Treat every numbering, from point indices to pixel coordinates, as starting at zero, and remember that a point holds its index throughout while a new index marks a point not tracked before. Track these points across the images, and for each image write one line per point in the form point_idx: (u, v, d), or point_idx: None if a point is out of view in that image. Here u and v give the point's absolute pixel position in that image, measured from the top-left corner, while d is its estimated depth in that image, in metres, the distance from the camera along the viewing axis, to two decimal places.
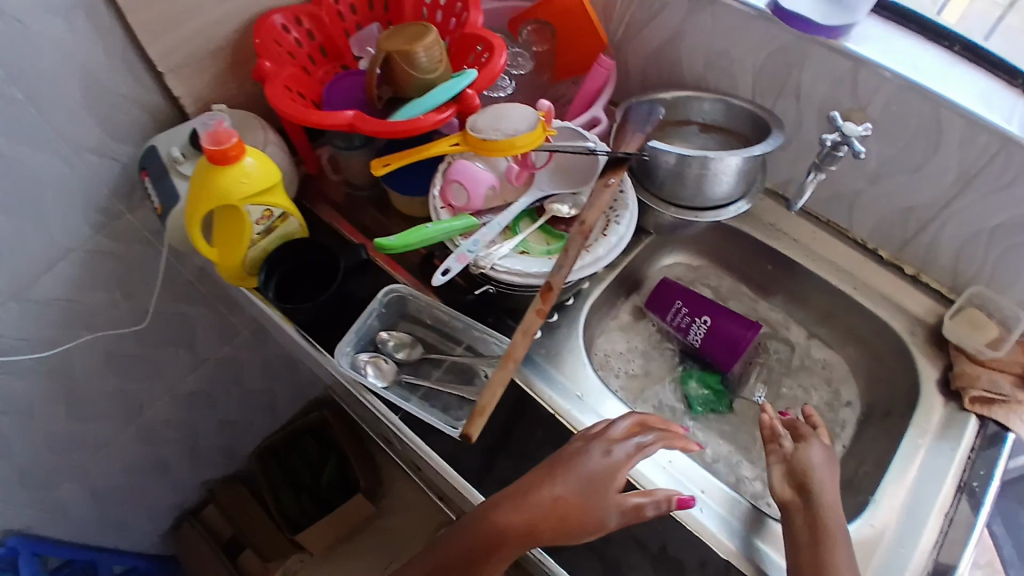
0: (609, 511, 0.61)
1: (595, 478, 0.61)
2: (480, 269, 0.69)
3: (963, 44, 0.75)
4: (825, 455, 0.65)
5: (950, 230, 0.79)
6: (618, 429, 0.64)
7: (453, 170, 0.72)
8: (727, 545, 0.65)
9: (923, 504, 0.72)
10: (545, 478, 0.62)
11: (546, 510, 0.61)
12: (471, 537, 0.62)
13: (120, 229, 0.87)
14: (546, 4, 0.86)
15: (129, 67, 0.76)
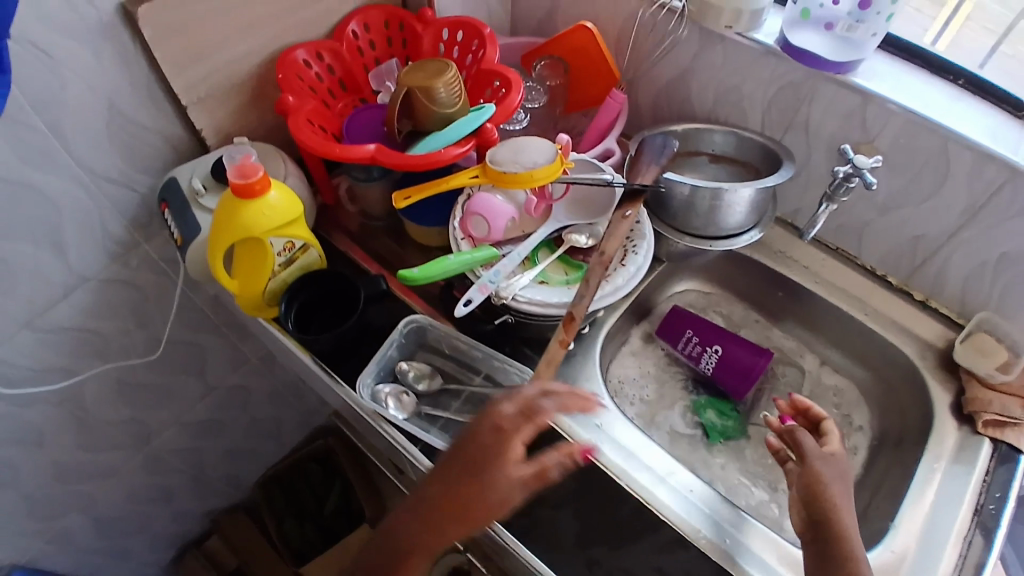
0: (507, 490, 0.56)
1: (480, 459, 0.57)
2: (501, 300, 0.69)
3: (967, 78, 0.77)
4: (836, 470, 0.62)
5: (959, 258, 0.80)
6: (507, 405, 0.58)
7: (473, 202, 0.73)
8: (705, 538, 0.67)
9: (940, 528, 0.72)
10: (445, 471, 0.59)
11: (445, 500, 0.57)
12: (386, 547, 0.60)
13: (137, 258, 0.87)
14: (559, 40, 0.89)
15: (152, 99, 0.77)
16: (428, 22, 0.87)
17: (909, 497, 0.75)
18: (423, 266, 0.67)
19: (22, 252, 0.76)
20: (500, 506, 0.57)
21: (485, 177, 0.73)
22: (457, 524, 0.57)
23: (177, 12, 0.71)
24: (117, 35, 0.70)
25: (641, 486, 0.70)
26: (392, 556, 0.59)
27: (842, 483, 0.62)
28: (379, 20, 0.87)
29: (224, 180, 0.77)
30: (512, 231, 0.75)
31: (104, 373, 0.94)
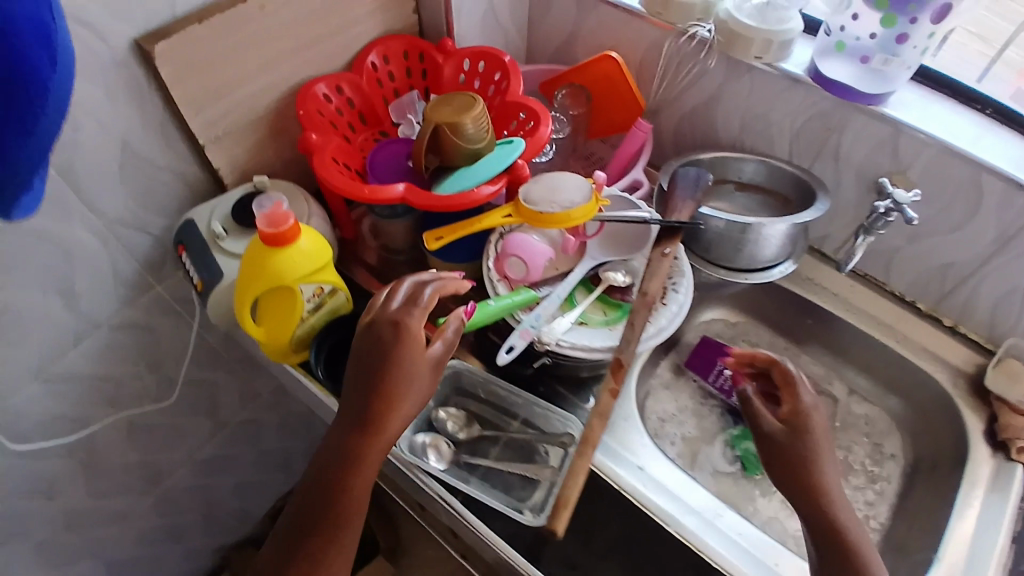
0: (423, 368, 0.59)
1: (395, 348, 0.58)
2: (543, 345, 0.67)
3: (995, 108, 0.77)
4: (796, 440, 0.60)
5: (989, 285, 0.80)
6: (394, 300, 0.62)
7: (510, 243, 0.71)
8: (667, 515, 0.70)
9: (979, 559, 0.71)
10: (354, 379, 0.59)
11: (375, 400, 0.57)
12: (322, 479, 0.57)
13: (149, 300, 0.83)
14: (584, 69, 0.86)
15: (167, 139, 0.73)
16: (449, 52, 0.85)
17: (947, 528, 0.75)
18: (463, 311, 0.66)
19: (32, 302, 0.71)
20: (425, 381, 0.59)
21: (519, 216, 0.71)
22: (394, 420, 0.58)
23: (194, 49, 0.67)
24: (131, 74, 0.67)
25: (689, 531, 0.69)
26: (337, 484, 0.56)
27: (809, 454, 0.60)
28: (399, 49, 0.85)
29: (244, 221, 0.74)
30: (548, 272, 0.74)
31: (115, 419, 0.89)
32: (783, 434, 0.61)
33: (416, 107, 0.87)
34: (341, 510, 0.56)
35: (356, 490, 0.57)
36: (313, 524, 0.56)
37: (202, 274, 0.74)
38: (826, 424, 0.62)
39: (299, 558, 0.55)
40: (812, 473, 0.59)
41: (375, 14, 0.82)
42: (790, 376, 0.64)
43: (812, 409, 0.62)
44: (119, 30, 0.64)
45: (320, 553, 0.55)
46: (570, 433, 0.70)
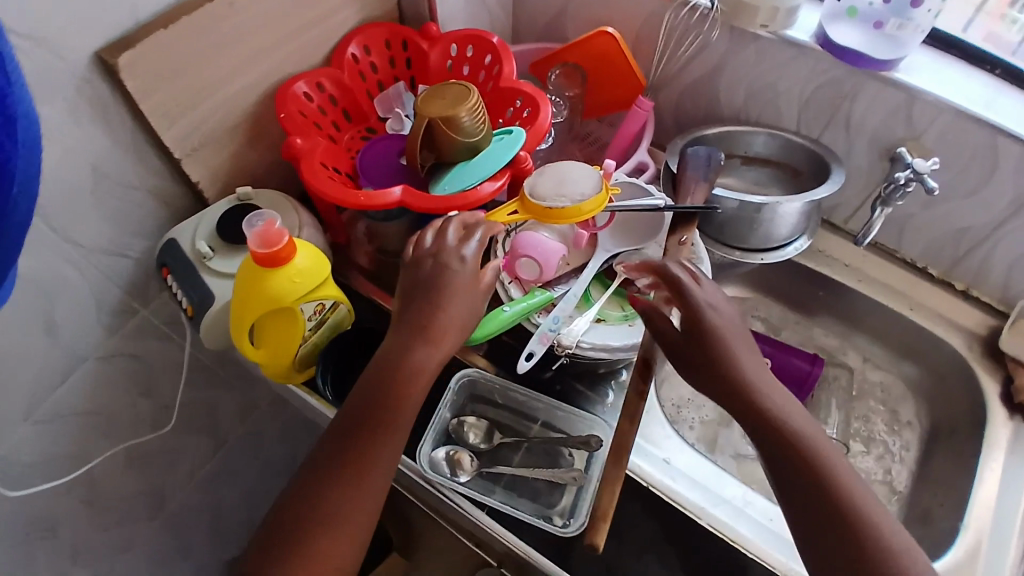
0: (474, 291, 0.63)
1: (451, 273, 0.62)
2: (564, 350, 0.64)
3: (1004, 68, 0.74)
4: (699, 350, 0.58)
5: (1003, 249, 0.78)
6: (449, 238, 0.64)
7: (521, 244, 0.68)
8: (671, 487, 0.69)
9: (1002, 528, 0.69)
10: (408, 301, 0.62)
11: (430, 322, 0.60)
12: (373, 389, 0.59)
13: (135, 326, 0.79)
14: (579, 46, 0.83)
15: (140, 155, 0.68)
16: (433, 38, 0.81)
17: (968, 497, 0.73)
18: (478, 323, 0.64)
19: (11, 342, 0.67)
20: (472, 309, 0.63)
21: (526, 212, 0.68)
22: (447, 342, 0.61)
23: (163, 56, 0.62)
24: (95, 89, 0.61)
25: (721, 522, 0.68)
26: (388, 400, 0.59)
27: (713, 356, 0.57)
28: (380, 38, 0.80)
29: (231, 237, 0.70)
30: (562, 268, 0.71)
31: (113, 453, 0.85)
32: (685, 348, 0.59)
33: (403, 99, 0.82)
34: (390, 423, 0.58)
35: (406, 405, 0.59)
36: (363, 416, 0.58)
37: (191, 298, 0.70)
38: (729, 317, 0.59)
39: (350, 461, 0.57)
40: (729, 378, 0.56)
41: (354, 2, 0.77)
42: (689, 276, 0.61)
43: (709, 309, 0.59)
44: (76, 41, 0.58)
45: (370, 440, 0.57)
46: (593, 434, 0.67)
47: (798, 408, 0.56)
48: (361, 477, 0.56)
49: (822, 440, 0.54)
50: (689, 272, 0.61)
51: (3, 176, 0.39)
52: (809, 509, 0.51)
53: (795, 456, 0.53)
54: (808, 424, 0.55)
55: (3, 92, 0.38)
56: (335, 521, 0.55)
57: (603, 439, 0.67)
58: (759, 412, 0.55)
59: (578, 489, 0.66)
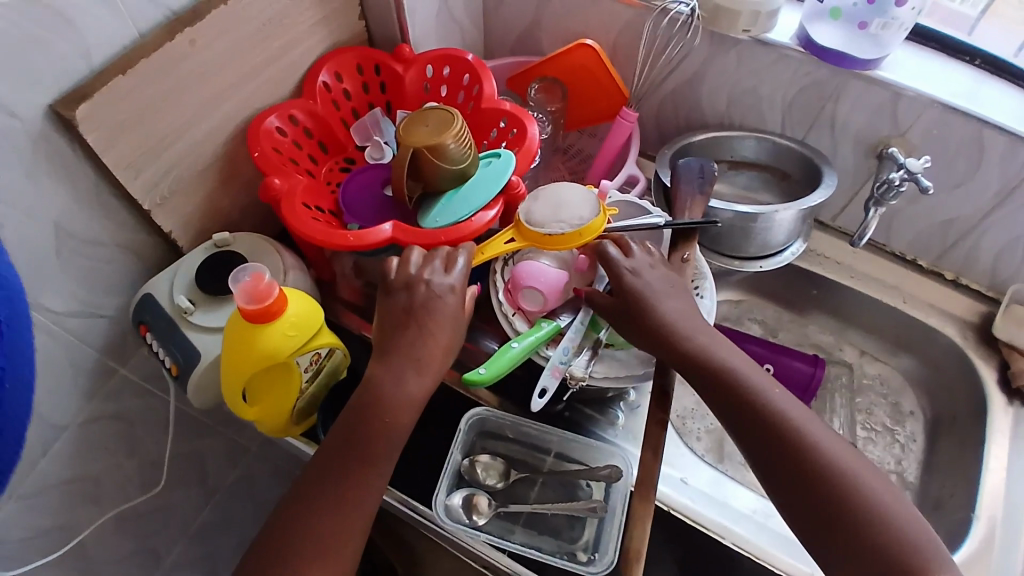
0: (458, 315, 0.62)
1: (433, 301, 0.61)
2: (578, 381, 0.64)
3: (983, 59, 0.75)
4: (636, 318, 0.61)
5: (990, 238, 0.78)
6: (434, 269, 0.62)
7: (523, 274, 0.67)
8: (692, 509, 0.67)
9: (1016, 513, 0.69)
10: (392, 329, 0.61)
11: (413, 352, 0.59)
12: (354, 420, 0.58)
13: (114, 386, 0.74)
14: (555, 60, 0.81)
15: (106, 207, 0.64)
16: (408, 59, 0.77)
17: (977, 485, 0.73)
18: (487, 362, 0.61)
19: None
20: (455, 332, 0.62)
21: (523, 239, 0.66)
22: (432, 371, 0.60)
23: (122, 104, 0.58)
24: (51, 144, 0.57)
25: (743, 539, 0.66)
26: (370, 433, 0.57)
27: (659, 329, 0.60)
28: (351, 64, 0.77)
29: (211, 289, 0.65)
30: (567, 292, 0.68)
31: (102, 521, 0.80)
32: (620, 316, 0.62)
33: (380, 125, 0.79)
34: (374, 454, 0.57)
35: (389, 435, 0.58)
36: (348, 446, 0.57)
37: (174, 356, 0.66)
38: (652, 281, 0.62)
39: (333, 495, 0.56)
40: (677, 339, 0.59)
41: (320, 27, 0.73)
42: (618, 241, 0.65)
43: (631, 275, 0.62)
44: (27, 95, 0.53)
45: (354, 470, 0.56)
46: (612, 465, 0.65)
47: (771, 386, 0.56)
48: (345, 504, 0.56)
49: (798, 412, 0.54)
50: (616, 240, 0.65)
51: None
52: (791, 487, 0.52)
53: (772, 432, 0.53)
54: (783, 399, 0.55)
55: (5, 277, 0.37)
56: (322, 553, 0.54)
57: (622, 468, 0.65)
58: (733, 397, 0.56)
59: (600, 521, 0.64)
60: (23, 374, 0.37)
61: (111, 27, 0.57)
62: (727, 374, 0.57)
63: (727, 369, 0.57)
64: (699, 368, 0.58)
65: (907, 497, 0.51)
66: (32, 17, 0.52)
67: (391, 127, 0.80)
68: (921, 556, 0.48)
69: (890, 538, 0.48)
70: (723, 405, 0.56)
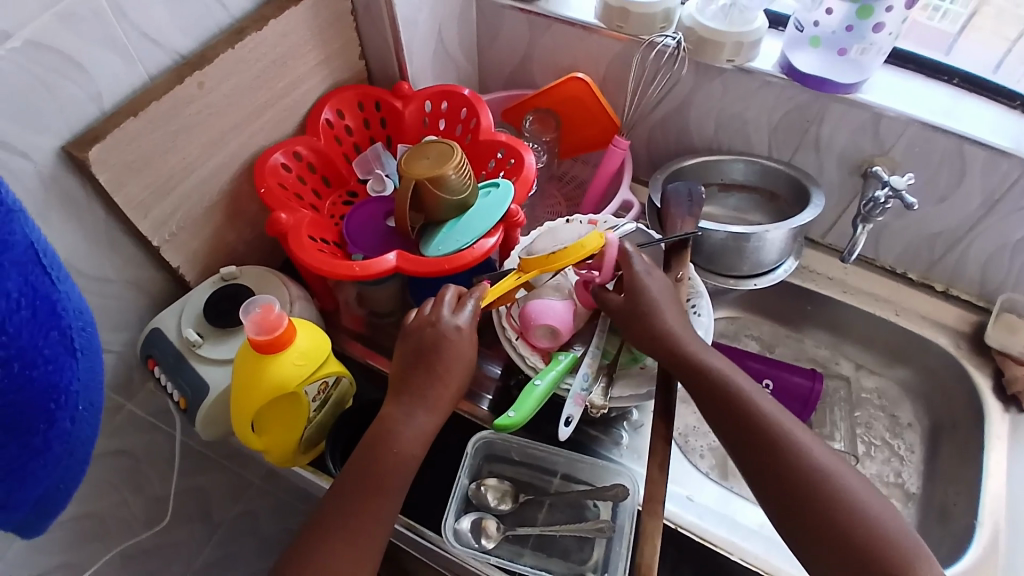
0: (471, 356, 0.64)
1: (446, 340, 0.63)
2: (599, 409, 0.66)
3: (961, 77, 0.79)
4: (639, 324, 0.64)
5: (976, 249, 0.80)
6: (445, 304, 0.65)
7: (534, 313, 0.68)
8: (698, 527, 0.68)
9: (1019, 519, 0.70)
10: (408, 365, 0.64)
11: (426, 386, 0.62)
12: (365, 452, 0.60)
13: (120, 422, 0.75)
14: (548, 92, 0.85)
15: (114, 245, 0.66)
16: (407, 95, 0.80)
17: (977, 492, 0.74)
18: (516, 405, 0.62)
19: None
20: (466, 368, 0.64)
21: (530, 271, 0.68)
22: (441, 404, 0.62)
23: (132, 146, 0.60)
24: (62, 185, 0.59)
25: (754, 555, 0.66)
26: (378, 468, 0.59)
27: (656, 337, 0.63)
28: (351, 101, 0.80)
29: (218, 323, 0.67)
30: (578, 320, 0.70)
31: (108, 559, 0.79)
32: (622, 316, 0.65)
33: (381, 159, 0.82)
34: (382, 486, 0.58)
35: (397, 467, 0.59)
36: (358, 479, 0.59)
37: (182, 390, 0.67)
38: (661, 284, 0.66)
39: (343, 530, 0.57)
40: (670, 350, 0.63)
41: (321, 68, 0.76)
42: (621, 254, 0.67)
43: (647, 275, 0.65)
44: (41, 140, 0.56)
45: (364, 503, 0.58)
46: (618, 485, 0.65)
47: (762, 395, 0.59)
48: (354, 538, 0.57)
49: (788, 420, 0.57)
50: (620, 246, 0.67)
51: (67, 401, 0.43)
52: (781, 491, 0.54)
53: (759, 443, 0.56)
54: (774, 408, 0.58)
55: (86, 323, 0.44)
56: None
57: (629, 488, 0.65)
58: (727, 406, 0.58)
59: (608, 541, 0.65)
60: (92, 397, 0.45)
61: (121, 72, 0.60)
62: (721, 383, 0.59)
63: (721, 379, 0.60)
64: (697, 378, 0.61)
65: (889, 501, 0.54)
66: (47, 66, 0.54)
67: (392, 161, 0.82)
68: (900, 555, 0.51)
69: (870, 537, 0.51)
70: (717, 414, 0.59)
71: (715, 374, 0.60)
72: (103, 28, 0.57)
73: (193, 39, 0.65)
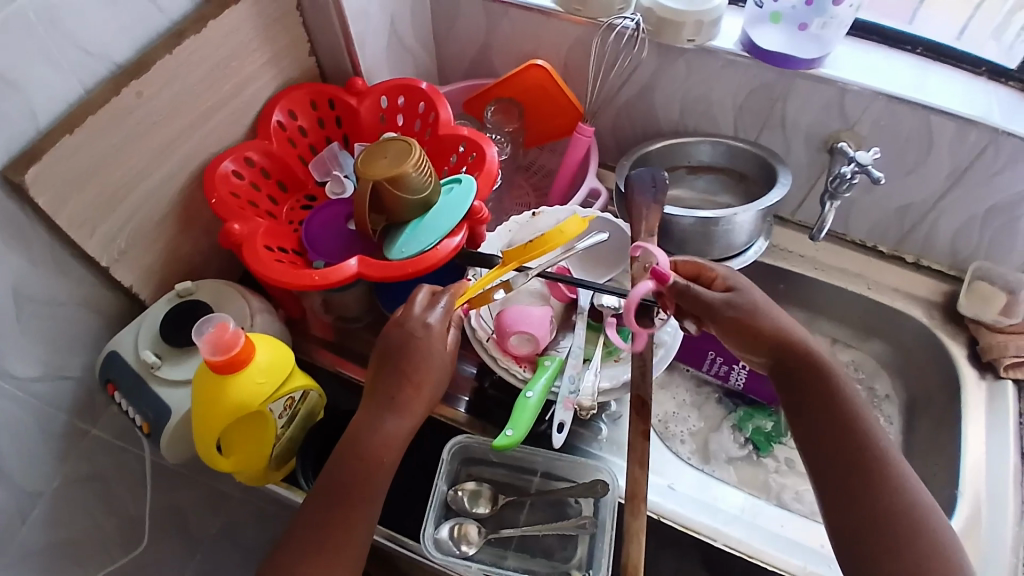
0: (446, 357, 0.62)
1: (417, 341, 0.61)
2: (588, 411, 0.64)
3: (925, 46, 0.78)
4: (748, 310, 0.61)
5: (947, 219, 0.79)
6: (416, 304, 0.63)
7: (509, 321, 0.67)
8: (680, 515, 0.68)
9: (997, 486, 0.70)
10: (382, 369, 0.62)
11: (400, 388, 0.60)
12: (341, 461, 0.58)
13: (86, 447, 0.72)
14: (508, 82, 0.83)
15: (62, 267, 0.63)
16: (361, 91, 0.78)
17: (957, 462, 0.74)
18: (512, 422, 0.62)
19: None
20: (440, 368, 0.62)
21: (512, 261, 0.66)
22: (416, 406, 0.60)
23: (71, 163, 0.57)
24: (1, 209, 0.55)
25: (736, 540, 0.66)
26: (355, 476, 0.57)
27: (755, 327, 0.61)
28: (303, 100, 0.77)
29: (176, 342, 0.64)
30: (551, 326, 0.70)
31: None
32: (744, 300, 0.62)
33: (339, 159, 0.80)
34: (359, 495, 0.57)
35: (375, 476, 0.58)
36: (335, 491, 0.57)
37: (145, 414, 0.64)
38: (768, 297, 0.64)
39: (323, 543, 0.55)
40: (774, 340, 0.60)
41: (269, 68, 0.73)
42: (699, 262, 0.66)
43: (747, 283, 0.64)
44: None
45: (342, 514, 0.56)
46: (598, 481, 0.64)
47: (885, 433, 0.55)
48: (332, 551, 0.55)
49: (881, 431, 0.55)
50: (673, 257, 0.68)
51: None
52: (855, 521, 0.51)
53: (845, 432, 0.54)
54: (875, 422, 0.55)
55: None
56: None
57: (608, 482, 0.64)
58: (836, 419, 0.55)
59: (591, 537, 0.64)
60: None
61: (57, 85, 0.56)
62: (839, 402, 0.56)
63: (841, 400, 0.56)
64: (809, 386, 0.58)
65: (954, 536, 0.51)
66: None
67: (350, 160, 0.80)
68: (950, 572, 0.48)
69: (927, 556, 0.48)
70: (813, 426, 0.56)
71: (827, 396, 0.57)
72: (31, 40, 0.53)
73: (131, 44, 0.61)
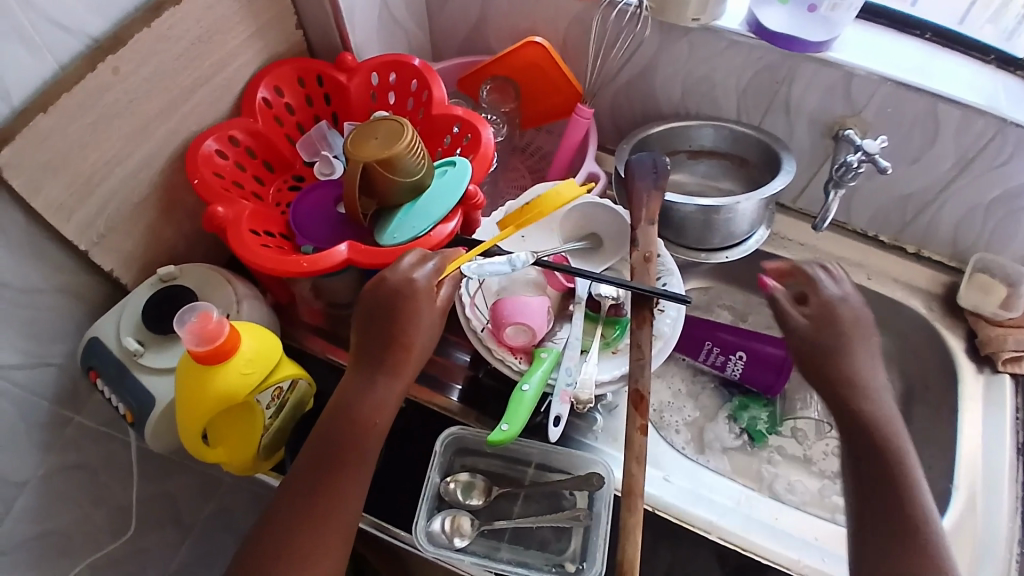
0: (435, 318, 0.60)
1: (404, 302, 0.59)
2: (585, 404, 0.63)
3: (934, 31, 0.76)
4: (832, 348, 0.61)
5: (949, 209, 0.78)
6: (405, 261, 0.60)
7: (505, 312, 0.65)
8: (678, 508, 0.67)
9: (992, 476, 0.70)
10: (370, 333, 0.60)
11: (388, 351, 0.59)
12: (330, 428, 0.57)
13: (71, 436, 0.69)
14: (502, 59, 0.80)
15: (40, 253, 0.60)
16: (351, 68, 0.74)
17: (953, 454, 0.74)
18: (508, 416, 0.60)
19: None
20: (429, 330, 0.60)
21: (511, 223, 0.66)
22: (406, 367, 0.59)
23: (46, 144, 0.54)
24: None
25: (729, 533, 0.66)
26: (342, 441, 0.56)
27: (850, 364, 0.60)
28: (289, 77, 0.73)
29: (160, 330, 0.62)
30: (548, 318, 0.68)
31: None
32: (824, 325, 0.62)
33: (328, 139, 0.76)
34: (348, 458, 0.56)
35: (364, 440, 0.57)
36: (324, 457, 0.56)
37: (128, 403, 0.62)
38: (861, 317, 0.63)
39: (311, 509, 0.54)
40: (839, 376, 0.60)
41: (254, 42, 0.69)
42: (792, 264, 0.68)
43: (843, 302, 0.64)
44: None
45: (329, 480, 0.55)
46: (594, 473, 0.63)
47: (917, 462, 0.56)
48: (319, 519, 0.54)
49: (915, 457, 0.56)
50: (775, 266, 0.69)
51: None
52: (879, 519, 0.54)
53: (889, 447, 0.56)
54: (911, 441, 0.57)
55: None
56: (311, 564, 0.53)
57: (604, 475, 0.64)
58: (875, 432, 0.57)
59: (586, 530, 0.63)
60: None
61: (28, 60, 0.53)
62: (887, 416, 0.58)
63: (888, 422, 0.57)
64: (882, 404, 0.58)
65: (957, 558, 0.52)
66: None
67: (339, 139, 0.77)
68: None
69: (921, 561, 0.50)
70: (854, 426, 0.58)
71: (885, 403, 0.59)
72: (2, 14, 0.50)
73: (108, 19, 0.58)
